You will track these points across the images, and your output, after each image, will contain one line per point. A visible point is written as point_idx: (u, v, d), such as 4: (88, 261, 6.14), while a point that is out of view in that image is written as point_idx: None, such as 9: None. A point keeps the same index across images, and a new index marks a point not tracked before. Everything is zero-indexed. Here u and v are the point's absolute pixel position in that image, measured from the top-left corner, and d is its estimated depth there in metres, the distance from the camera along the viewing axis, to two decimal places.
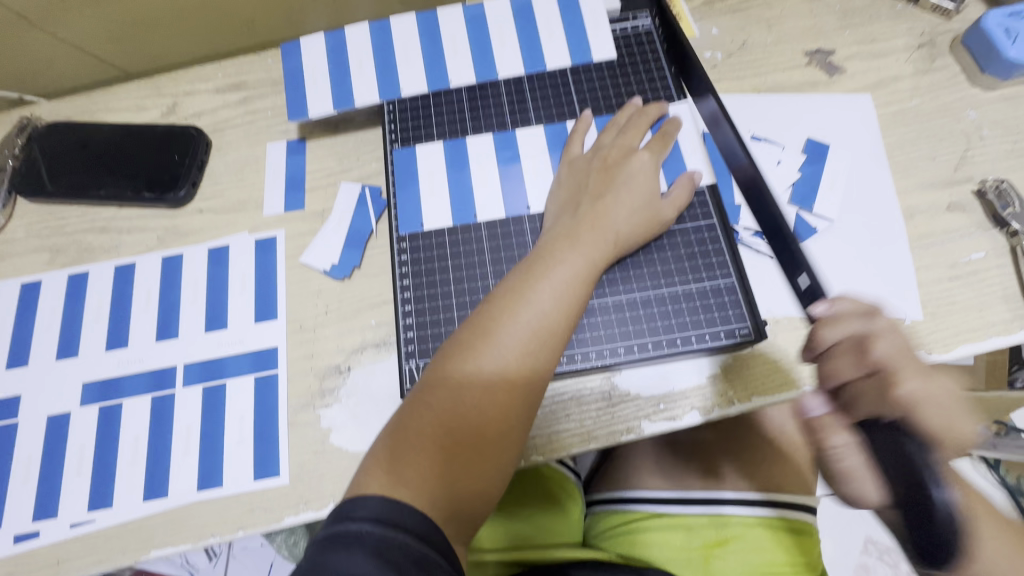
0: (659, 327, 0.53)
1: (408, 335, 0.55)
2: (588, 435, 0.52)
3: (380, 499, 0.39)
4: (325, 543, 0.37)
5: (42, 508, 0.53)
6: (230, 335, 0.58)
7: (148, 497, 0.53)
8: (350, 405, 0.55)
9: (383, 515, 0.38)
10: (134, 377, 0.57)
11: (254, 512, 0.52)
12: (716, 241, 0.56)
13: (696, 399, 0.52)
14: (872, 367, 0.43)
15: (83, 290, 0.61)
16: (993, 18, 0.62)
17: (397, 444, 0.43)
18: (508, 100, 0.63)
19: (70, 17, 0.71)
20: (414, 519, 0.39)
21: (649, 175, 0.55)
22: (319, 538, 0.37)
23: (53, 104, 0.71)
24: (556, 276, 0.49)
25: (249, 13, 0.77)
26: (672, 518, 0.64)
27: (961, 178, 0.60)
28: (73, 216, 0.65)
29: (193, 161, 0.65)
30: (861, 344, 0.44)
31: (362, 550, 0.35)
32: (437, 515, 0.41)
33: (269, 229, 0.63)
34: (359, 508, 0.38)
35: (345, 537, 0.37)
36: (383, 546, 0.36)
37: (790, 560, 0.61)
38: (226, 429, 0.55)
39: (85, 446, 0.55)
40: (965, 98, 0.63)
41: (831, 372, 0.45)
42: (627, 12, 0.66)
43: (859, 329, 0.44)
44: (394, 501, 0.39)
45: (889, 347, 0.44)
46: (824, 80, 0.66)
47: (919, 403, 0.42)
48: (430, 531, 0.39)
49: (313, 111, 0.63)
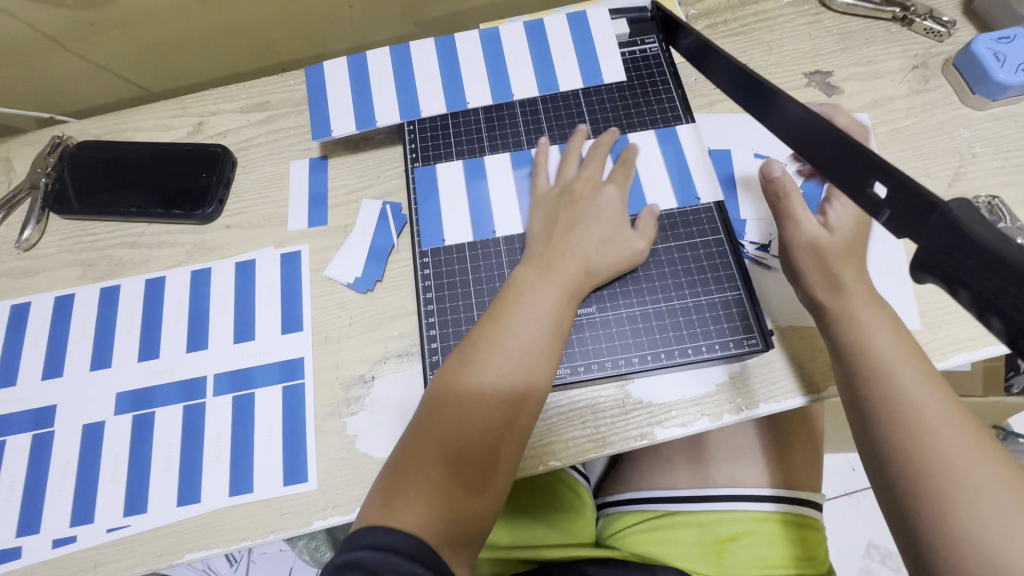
0: (670, 338, 0.56)
1: (432, 345, 0.57)
2: (604, 440, 0.54)
3: (378, 531, 0.42)
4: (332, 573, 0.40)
5: (78, 514, 0.55)
6: (257, 346, 0.61)
7: (181, 502, 0.55)
8: (375, 413, 0.57)
9: (379, 544, 0.41)
10: (165, 387, 0.59)
11: (283, 516, 0.54)
12: (723, 255, 0.58)
13: (707, 406, 0.55)
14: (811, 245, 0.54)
15: (114, 303, 0.64)
16: (982, 42, 0.65)
17: (391, 476, 0.46)
18: (523, 120, 0.66)
19: (100, 40, 0.74)
20: (409, 544, 0.41)
21: (616, 207, 0.58)
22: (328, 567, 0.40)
23: (83, 123, 0.74)
24: (530, 305, 0.52)
25: (270, 36, 0.80)
26: (683, 515, 0.66)
27: (955, 194, 0.63)
28: (104, 232, 0.68)
29: (220, 178, 0.68)
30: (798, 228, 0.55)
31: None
32: (436, 541, 0.43)
33: (294, 244, 0.65)
34: (357, 542, 0.41)
35: (346, 568, 0.39)
36: (381, 569, 0.39)
37: (799, 555, 0.63)
38: (255, 436, 0.57)
39: (120, 453, 0.57)
40: (957, 117, 0.66)
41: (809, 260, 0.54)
42: (636, 36, 0.70)
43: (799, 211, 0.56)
44: (390, 530, 0.42)
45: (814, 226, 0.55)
46: (823, 100, 0.69)
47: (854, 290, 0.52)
48: (427, 554, 0.41)
49: (337, 131, 0.65)
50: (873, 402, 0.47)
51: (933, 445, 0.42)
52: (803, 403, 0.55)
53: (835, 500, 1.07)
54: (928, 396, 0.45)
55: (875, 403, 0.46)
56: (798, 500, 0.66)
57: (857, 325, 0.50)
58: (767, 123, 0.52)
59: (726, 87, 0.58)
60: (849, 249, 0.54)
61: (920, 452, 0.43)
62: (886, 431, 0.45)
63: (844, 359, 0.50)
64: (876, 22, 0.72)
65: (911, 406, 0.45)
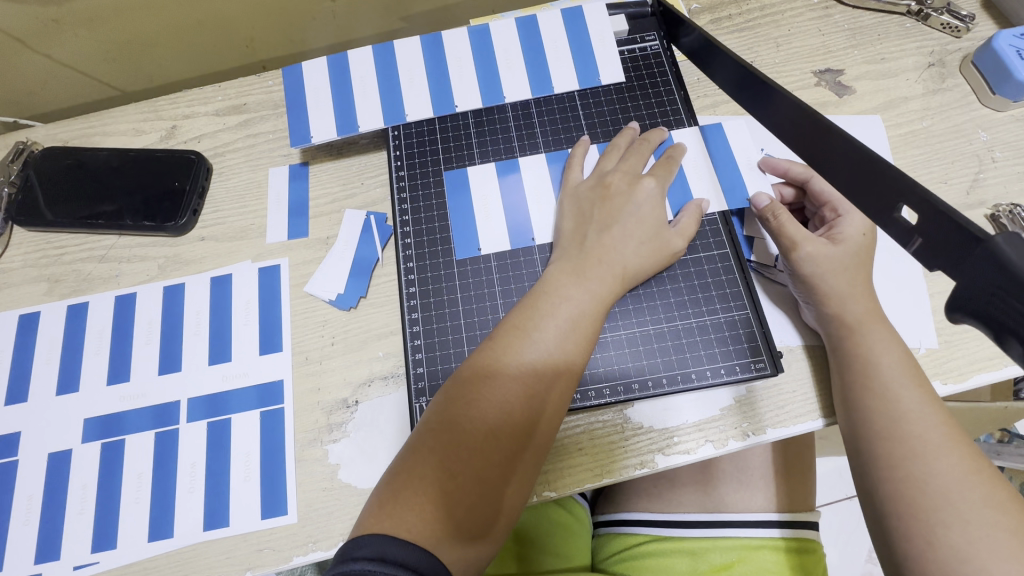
0: (673, 361, 0.52)
1: (418, 370, 0.54)
2: (600, 469, 0.51)
3: (384, 542, 0.38)
4: None
5: (43, 550, 0.52)
6: (234, 368, 0.57)
7: (153, 537, 0.52)
8: (358, 441, 0.54)
9: (387, 555, 0.37)
10: (136, 412, 0.56)
11: (262, 552, 0.51)
12: (729, 271, 0.55)
13: (710, 432, 0.51)
14: (813, 275, 0.51)
15: (82, 323, 0.60)
16: (1004, 38, 0.60)
17: (401, 485, 0.42)
18: (515, 125, 0.62)
19: (65, 38, 0.70)
20: (415, 558, 0.38)
21: (656, 203, 0.54)
22: None
23: (50, 128, 0.70)
24: (561, 312, 0.48)
25: (248, 32, 0.76)
26: (674, 543, 0.64)
27: (973, 202, 0.59)
28: (71, 245, 0.64)
29: (194, 187, 0.64)
30: (798, 252, 0.52)
31: None
32: (442, 558, 0.40)
33: (273, 257, 0.61)
34: (364, 549, 0.37)
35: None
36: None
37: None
38: (231, 465, 0.54)
39: (87, 484, 0.54)
40: (975, 118, 0.63)
41: (819, 298, 0.50)
42: (635, 34, 0.66)
43: (797, 234, 0.52)
44: (394, 541, 0.38)
45: (817, 248, 0.51)
46: (834, 101, 0.65)
47: (864, 324, 0.49)
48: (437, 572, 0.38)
49: (316, 137, 0.61)
50: (882, 460, 0.44)
51: (945, 519, 0.40)
52: (812, 427, 0.51)
53: (836, 506, 1.05)
54: (944, 463, 0.42)
55: (886, 462, 0.44)
56: (804, 524, 0.63)
57: (874, 378, 0.47)
58: (766, 119, 0.49)
59: (728, 88, 0.54)
60: (858, 269, 0.51)
61: (928, 526, 0.40)
62: (892, 496, 0.43)
63: (854, 406, 0.47)
64: (890, 16, 0.68)
65: (922, 473, 0.42)
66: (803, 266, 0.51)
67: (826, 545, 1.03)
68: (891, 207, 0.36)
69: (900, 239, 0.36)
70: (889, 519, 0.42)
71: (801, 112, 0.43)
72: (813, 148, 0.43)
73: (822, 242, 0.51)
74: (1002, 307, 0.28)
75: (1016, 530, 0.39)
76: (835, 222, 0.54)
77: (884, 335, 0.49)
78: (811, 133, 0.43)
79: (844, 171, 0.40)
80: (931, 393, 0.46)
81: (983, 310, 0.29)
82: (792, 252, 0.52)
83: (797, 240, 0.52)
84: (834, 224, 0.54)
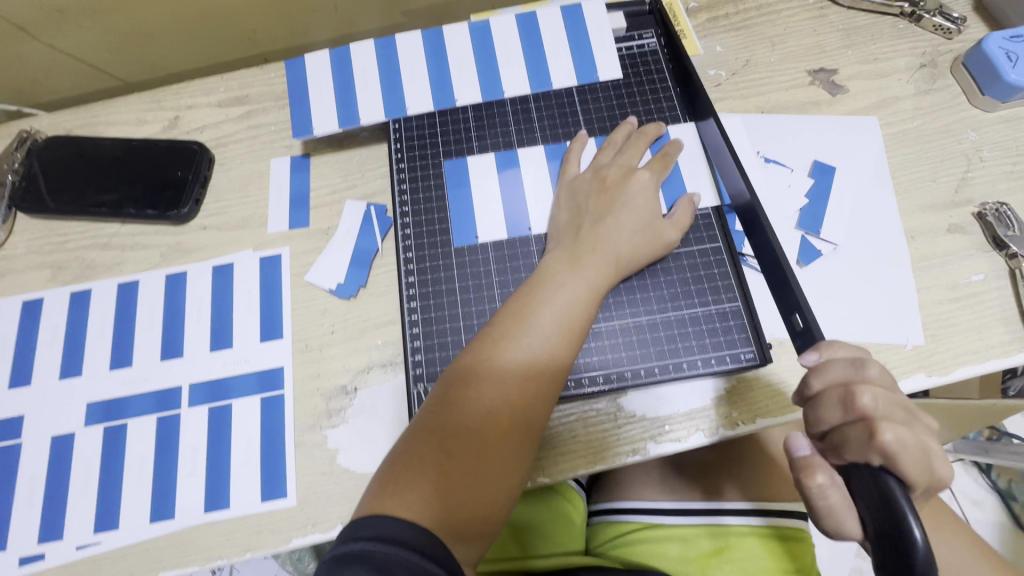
0: (665, 351, 0.54)
1: (416, 356, 0.55)
2: (594, 457, 0.52)
3: (385, 522, 0.39)
4: (331, 564, 0.37)
5: (47, 530, 0.53)
6: (235, 354, 0.58)
7: (155, 519, 0.53)
8: (357, 426, 0.55)
9: (388, 535, 0.38)
10: (138, 397, 0.57)
11: (262, 534, 0.52)
12: (721, 263, 0.56)
13: (701, 421, 0.52)
14: (857, 418, 0.40)
15: (85, 308, 0.61)
16: (994, 40, 0.62)
17: (403, 466, 0.44)
18: (513, 119, 0.63)
19: (69, 28, 0.70)
20: (414, 536, 0.39)
21: (650, 195, 0.56)
22: (327, 559, 0.38)
23: (53, 116, 0.70)
24: (558, 299, 0.50)
25: (250, 25, 0.77)
26: (667, 529, 0.66)
27: (961, 200, 0.60)
28: (74, 232, 0.65)
29: (197, 176, 0.65)
30: (843, 395, 0.41)
31: (365, 567, 0.36)
32: (442, 535, 0.41)
33: (274, 247, 0.62)
34: (364, 530, 0.39)
35: (351, 557, 0.37)
36: (390, 564, 0.36)
37: (781, 569, 0.62)
38: (233, 449, 0.55)
39: (90, 467, 0.55)
40: (965, 119, 0.64)
41: (815, 417, 0.43)
42: (633, 31, 0.67)
43: (841, 381, 0.42)
44: (396, 519, 0.40)
45: (873, 398, 0.40)
46: (826, 100, 0.66)
47: (904, 454, 0.38)
48: (436, 549, 0.39)
49: (319, 129, 0.62)
50: None
51: None
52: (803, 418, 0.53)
53: None
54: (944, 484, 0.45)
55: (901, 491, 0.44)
56: (791, 514, 0.65)
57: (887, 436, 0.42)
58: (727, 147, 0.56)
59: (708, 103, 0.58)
60: (894, 391, 0.42)
61: None
62: None
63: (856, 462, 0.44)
64: (883, 17, 0.69)
65: None
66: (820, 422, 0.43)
67: (816, 539, 1.04)
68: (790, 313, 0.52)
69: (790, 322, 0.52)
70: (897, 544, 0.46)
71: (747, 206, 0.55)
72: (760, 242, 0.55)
73: (876, 372, 0.42)
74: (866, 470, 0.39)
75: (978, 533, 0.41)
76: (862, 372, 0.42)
77: (905, 428, 0.40)
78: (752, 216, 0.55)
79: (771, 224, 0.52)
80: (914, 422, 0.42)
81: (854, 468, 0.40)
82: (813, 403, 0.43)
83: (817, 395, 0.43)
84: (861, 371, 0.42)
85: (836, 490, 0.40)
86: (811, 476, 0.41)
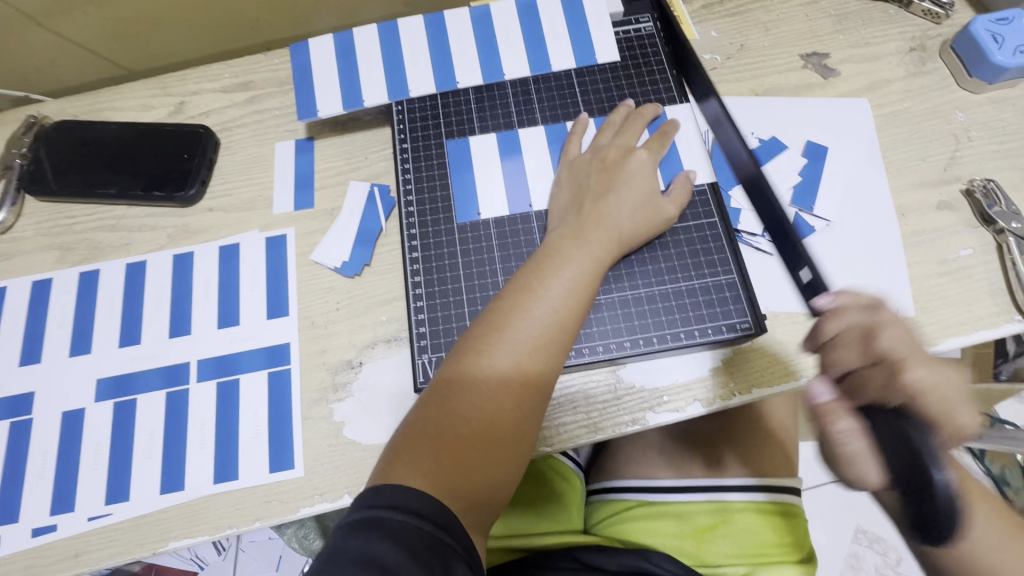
0: (663, 322, 0.55)
1: (421, 329, 0.56)
2: (595, 425, 0.54)
3: (398, 488, 0.41)
4: (347, 528, 0.39)
5: (59, 502, 0.54)
6: (242, 332, 0.59)
7: (165, 490, 0.54)
8: (362, 400, 0.56)
9: (400, 502, 0.40)
10: (148, 372, 0.58)
11: (270, 504, 0.53)
12: (717, 238, 0.58)
13: (699, 392, 0.54)
14: (874, 358, 0.45)
15: (94, 288, 0.62)
16: (981, 23, 0.64)
17: (415, 435, 0.45)
18: (514, 102, 0.65)
19: (75, 16, 0.72)
20: (423, 503, 0.40)
21: (649, 173, 0.57)
22: (343, 523, 0.39)
23: (60, 102, 0.71)
24: (565, 274, 0.51)
25: (254, 13, 0.78)
26: (663, 506, 0.67)
27: (949, 178, 0.62)
28: (82, 214, 0.66)
29: (203, 159, 0.66)
30: (865, 337, 0.46)
31: (379, 536, 0.37)
32: (451, 501, 0.43)
33: (280, 227, 0.64)
34: (377, 495, 0.40)
35: (365, 523, 0.38)
36: (400, 532, 0.38)
37: (775, 542, 0.63)
38: (241, 422, 0.56)
39: (101, 441, 0.56)
40: (954, 100, 0.66)
41: (833, 359, 0.47)
42: (630, 15, 0.69)
43: (855, 323, 0.47)
44: (409, 486, 0.41)
45: (890, 339, 0.46)
46: (819, 82, 0.68)
47: (924, 390, 0.44)
48: (445, 515, 0.40)
49: (323, 111, 0.64)
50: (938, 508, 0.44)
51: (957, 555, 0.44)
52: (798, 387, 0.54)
53: (823, 486, 1.08)
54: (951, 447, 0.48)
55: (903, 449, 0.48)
56: (786, 488, 0.67)
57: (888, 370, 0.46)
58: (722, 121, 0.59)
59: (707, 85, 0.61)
60: (906, 331, 0.47)
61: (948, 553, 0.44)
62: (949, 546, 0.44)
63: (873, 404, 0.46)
64: (874, 3, 0.71)
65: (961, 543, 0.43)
66: (835, 367, 0.46)
67: (814, 523, 1.06)
68: (796, 267, 0.56)
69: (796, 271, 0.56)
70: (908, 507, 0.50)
71: (749, 174, 0.57)
72: (762, 206, 0.58)
73: (889, 315, 0.47)
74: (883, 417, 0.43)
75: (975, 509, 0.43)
76: (878, 319, 0.46)
77: (925, 367, 0.45)
78: (750, 177, 0.57)
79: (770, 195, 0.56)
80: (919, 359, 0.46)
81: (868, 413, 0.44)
82: (830, 349, 0.47)
83: (835, 342, 0.47)
84: (877, 318, 0.46)
85: (859, 436, 0.43)
86: (834, 421, 0.44)
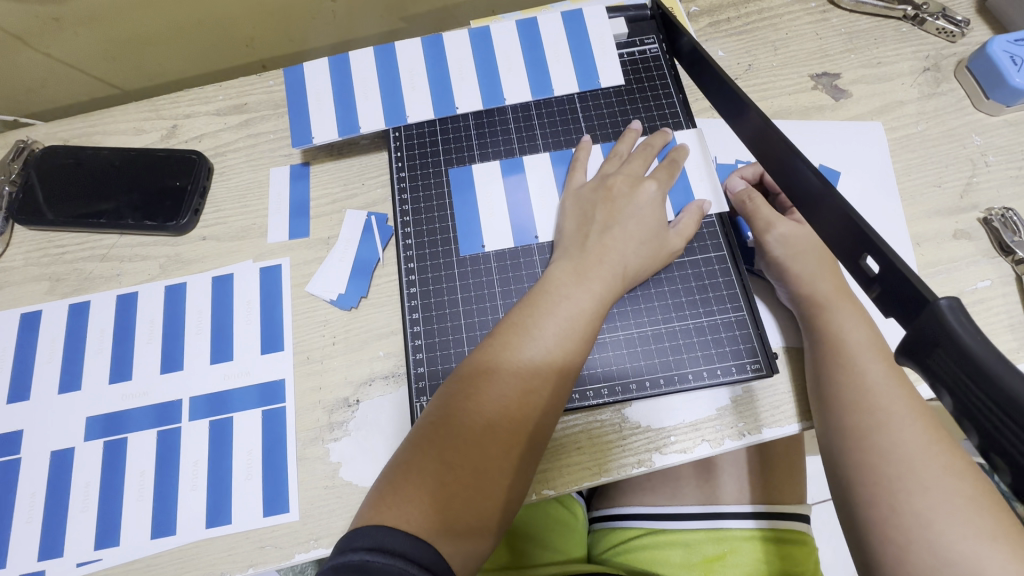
0: (671, 362, 0.53)
1: (419, 369, 0.54)
2: (599, 467, 0.52)
3: (382, 532, 0.38)
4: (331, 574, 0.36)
5: (47, 547, 0.52)
6: (236, 367, 0.58)
7: (156, 535, 0.52)
8: (359, 439, 0.54)
9: (386, 546, 0.37)
10: (138, 411, 0.56)
11: (264, 549, 0.51)
12: (726, 272, 0.56)
13: (707, 432, 0.52)
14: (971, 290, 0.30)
15: (83, 321, 0.61)
16: (998, 44, 0.61)
17: (401, 477, 0.43)
18: (515, 127, 0.63)
19: (65, 37, 0.70)
20: (411, 546, 0.38)
21: (657, 205, 0.55)
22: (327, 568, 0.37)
23: (51, 127, 0.70)
24: (561, 310, 0.49)
25: (248, 32, 0.76)
26: (670, 535, 0.65)
27: (966, 205, 0.60)
28: (72, 244, 0.64)
29: (195, 186, 0.64)
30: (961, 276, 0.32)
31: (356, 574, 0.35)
32: (437, 545, 0.40)
33: (274, 257, 0.62)
34: (362, 540, 0.38)
35: (348, 568, 0.36)
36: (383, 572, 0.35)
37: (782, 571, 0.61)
38: (234, 462, 0.54)
39: (90, 483, 0.54)
40: (970, 123, 0.63)
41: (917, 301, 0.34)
42: (635, 36, 0.67)
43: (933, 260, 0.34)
44: (392, 530, 0.39)
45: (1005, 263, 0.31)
46: (830, 104, 0.66)
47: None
48: (432, 558, 0.38)
49: (318, 138, 0.62)
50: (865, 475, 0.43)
51: (895, 498, 0.41)
52: (789, 432, 0.52)
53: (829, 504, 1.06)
54: (928, 433, 0.43)
55: (850, 425, 0.45)
56: (794, 516, 0.64)
57: (842, 350, 0.49)
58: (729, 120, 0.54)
59: (712, 94, 0.56)
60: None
61: (892, 494, 0.41)
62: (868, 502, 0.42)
63: (825, 377, 0.49)
64: (886, 21, 0.69)
65: (912, 509, 0.40)
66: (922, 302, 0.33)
67: (820, 542, 1.04)
68: (858, 255, 0.39)
69: (923, 295, 0.33)
70: (855, 488, 0.43)
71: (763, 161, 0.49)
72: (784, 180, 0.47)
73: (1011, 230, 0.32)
74: (957, 368, 0.28)
75: (972, 495, 0.40)
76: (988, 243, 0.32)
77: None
78: (771, 147, 0.47)
79: (782, 169, 0.46)
80: (896, 368, 0.48)
81: (927, 360, 0.30)
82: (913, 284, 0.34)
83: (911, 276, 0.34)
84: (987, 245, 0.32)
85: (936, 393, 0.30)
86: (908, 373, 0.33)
